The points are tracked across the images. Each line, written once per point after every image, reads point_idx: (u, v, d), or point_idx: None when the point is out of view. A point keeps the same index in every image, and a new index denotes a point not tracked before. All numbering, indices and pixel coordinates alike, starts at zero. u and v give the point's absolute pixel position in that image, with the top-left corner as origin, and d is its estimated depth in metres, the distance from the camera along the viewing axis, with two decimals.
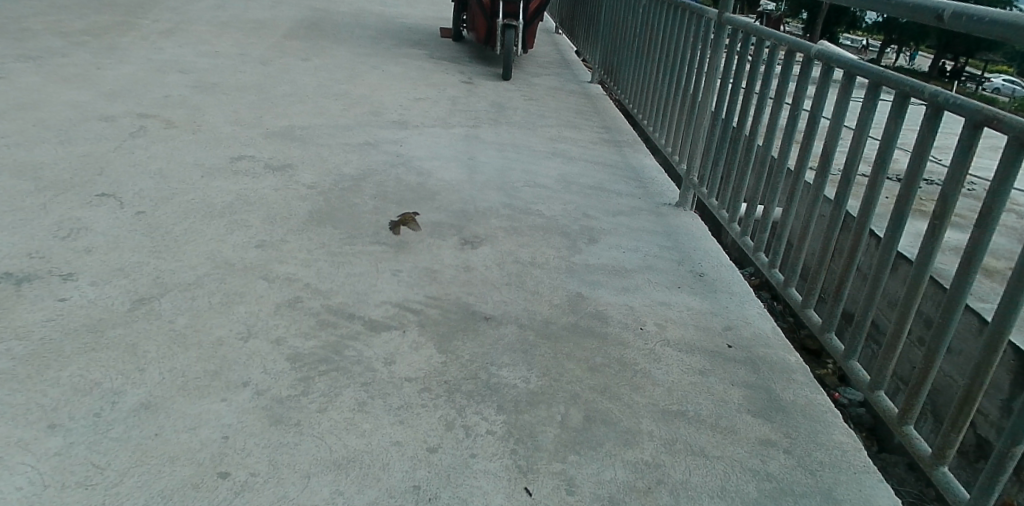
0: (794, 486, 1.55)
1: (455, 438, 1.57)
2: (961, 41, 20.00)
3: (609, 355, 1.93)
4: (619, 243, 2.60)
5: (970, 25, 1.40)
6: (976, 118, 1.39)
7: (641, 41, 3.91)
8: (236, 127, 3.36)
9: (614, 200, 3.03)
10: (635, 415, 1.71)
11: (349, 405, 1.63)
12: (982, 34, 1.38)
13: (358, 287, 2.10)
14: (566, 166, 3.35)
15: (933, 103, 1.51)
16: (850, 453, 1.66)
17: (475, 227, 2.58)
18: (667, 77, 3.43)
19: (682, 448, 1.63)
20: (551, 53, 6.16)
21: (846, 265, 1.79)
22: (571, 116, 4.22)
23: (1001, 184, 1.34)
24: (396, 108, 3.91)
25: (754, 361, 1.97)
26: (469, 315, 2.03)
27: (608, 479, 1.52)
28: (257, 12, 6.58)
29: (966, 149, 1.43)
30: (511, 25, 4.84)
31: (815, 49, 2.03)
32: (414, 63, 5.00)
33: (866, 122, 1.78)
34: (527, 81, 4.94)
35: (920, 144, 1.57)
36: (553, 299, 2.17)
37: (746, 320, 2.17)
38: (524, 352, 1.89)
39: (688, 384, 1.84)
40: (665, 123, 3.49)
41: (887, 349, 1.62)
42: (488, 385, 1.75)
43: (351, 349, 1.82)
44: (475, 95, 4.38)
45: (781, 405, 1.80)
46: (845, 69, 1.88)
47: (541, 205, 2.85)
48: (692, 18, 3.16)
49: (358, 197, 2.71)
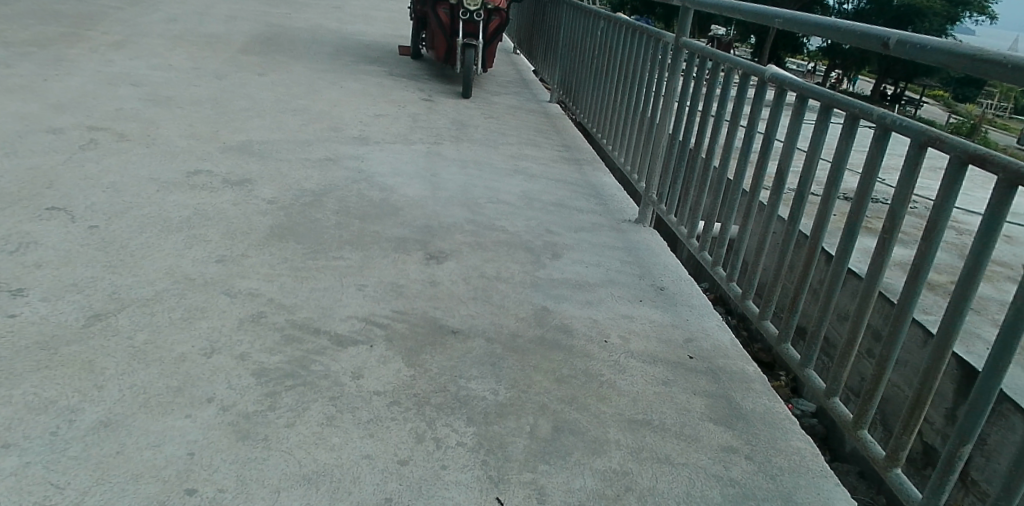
0: (755, 490, 1.60)
1: (425, 450, 1.56)
2: (898, 66, 20.93)
3: (575, 367, 1.96)
4: (582, 259, 2.64)
5: (916, 53, 1.47)
6: (921, 139, 1.46)
7: (599, 62, 4.01)
8: (191, 141, 3.30)
9: (576, 217, 3.07)
10: (602, 424, 1.74)
11: (317, 419, 1.61)
12: (925, 61, 1.45)
13: (324, 302, 2.09)
14: (528, 183, 3.39)
15: (881, 124, 1.59)
16: (808, 459, 1.72)
17: (440, 243, 2.58)
18: (627, 98, 3.50)
19: (648, 456, 1.66)
20: (510, 72, 6.23)
21: (800, 278, 1.86)
22: (532, 134, 4.27)
23: (943, 201, 1.42)
24: (356, 123, 3.90)
25: (715, 372, 2.03)
26: (437, 329, 2.03)
27: (577, 487, 1.53)
28: (210, 26, 6.49)
29: (912, 168, 1.50)
30: (470, 43, 4.87)
31: (769, 72, 2.11)
32: (373, 79, 5.00)
33: (818, 143, 1.86)
34: (487, 99, 4.98)
35: (869, 164, 1.64)
36: (520, 312, 2.19)
37: (706, 332, 2.23)
38: (492, 365, 1.90)
39: (652, 394, 1.88)
40: (623, 143, 3.56)
41: (842, 358, 1.68)
42: (457, 398, 1.74)
43: (317, 364, 1.80)
44: (435, 112, 4.40)
45: (741, 413, 1.85)
46: (797, 92, 1.95)
47: (504, 221, 2.88)
48: (650, 42, 3.24)
49: (319, 212, 2.69)
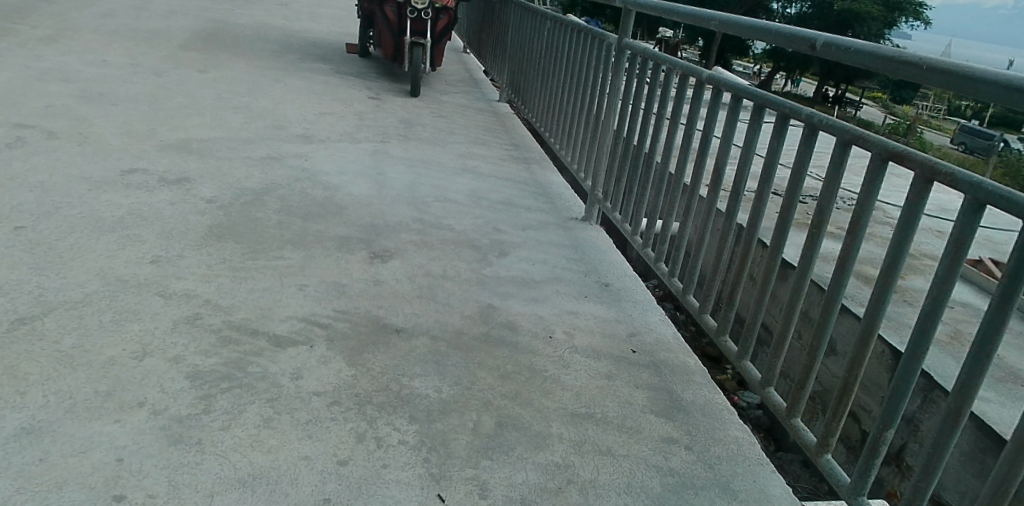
0: (694, 479, 1.62)
1: (366, 449, 1.54)
2: (839, 69, 21.59)
3: (519, 362, 1.96)
4: (528, 256, 2.65)
5: (841, 55, 1.51)
6: (845, 137, 1.51)
7: (546, 62, 4.03)
8: (126, 139, 3.20)
9: (523, 215, 3.08)
10: (546, 419, 1.74)
11: (254, 421, 1.57)
12: (849, 63, 1.49)
13: (263, 302, 2.04)
14: (476, 182, 3.38)
15: (809, 124, 1.63)
16: (745, 447, 1.75)
17: (384, 241, 2.55)
18: (573, 96, 3.53)
19: (590, 448, 1.67)
20: (459, 71, 6.22)
21: (736, 273, 1.90)
22: (480, 133, 4.27)
23: (866, 196, 1.46)
24: (300, 122, 3.83)
25: (657, 365, 2.05)
26: (380, 327, 2.01)
27: (519, 481, 1.53)
28: (148, 22, 6.30)
29: (837, 165, 1.55)
30: (418, 42, 4.83)
31: (706, 73, 2.15)
32: (318, 77, 4.92)
33: (751, 142, 1.90)
34: (435, 98, 4.95)
35: (799, 161, 1.68)
36: (465, 310, 2.18)
37: (649, 327, 2.26)
38: (436, 362, 1.88)
39: (595, 388, 1.90)
40: (570, 142, 3.59)
41: (776, 348, 1.71)
42: (399, 396, 1.73)
43: (255, 365, 1.76)
44: (381, 110, 4.36)
45: (681, 405, 1.88)
46: (732, 92, 2.00)
47: (451, 219, 2.87)
48: (595, 42, 3.27)
49: (260, 211, 2.63)
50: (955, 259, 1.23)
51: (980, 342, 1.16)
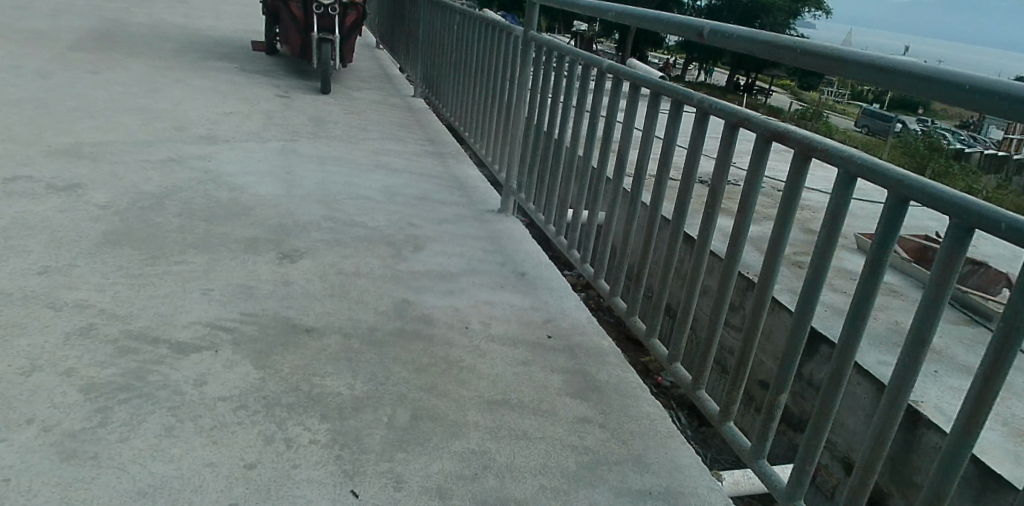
0: (609, 456, 1.66)
1: (275, 451, 1.51)
2: (749, 58, 22.37)
3: (434, 354, 1.95)
4: (444, 250, 2.64)
5: (726, 42, 1.57)
6: (733, 120, 1.61)
7: (456, 56, 4.05)
8: (10, 145, 3.01)
9: (439, 209, 3.07)
10: (461, 408, 1.75)
11: (155, 431, 1.52)
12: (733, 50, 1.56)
13: (164, 309, 1.97)
14: (390, 178, 3.35)
15: (700, 108, 1.74)
16: (657, 421, 1.80)
17: (293, 241, 2.50)
18: (482, 89, 3.57)
19: (506, 433, 1.68)
20: (371, 67, 6.14)
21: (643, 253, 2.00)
22: (394, 129, 4.23)
23: (754, 176, 1.53)
24: (203, 122, 3.71)
25: (572, 348, 2.09)
26: (289, 328, 1.96)
27: (435, 471, 1.53)
28: (34, 22, 5.96)
29: (727, 146, 1.66)
30: (326, 38, 4.75)
31: (606, 63, 2.25)
32: (223, 76, 4.77)
33: (650, 127, 2.02)
34: (347, 95, 4.88)
35: (692, 144, 1.79)
36: (378, 306, 2.16)
37: (565, 312, 2.29)
38: (348, 360, 1.86)
39: (511, 375, 1.92)
40: (482, 134, 3.63)
41: (681, 326, 1.77)
42: (310, 396, 1.70)
43: (155, 374, 1.69)
44: (290, 108, 4.26)
45: (596, 386, 1.92)
46: (630, 81, 2.11)
47: (364, 216, 2.83)
48: (501, 35, 3.32)
49: (160, 215, 2.53)
50: (831, 230, 1.33)
51: (856, 307, 1.26)
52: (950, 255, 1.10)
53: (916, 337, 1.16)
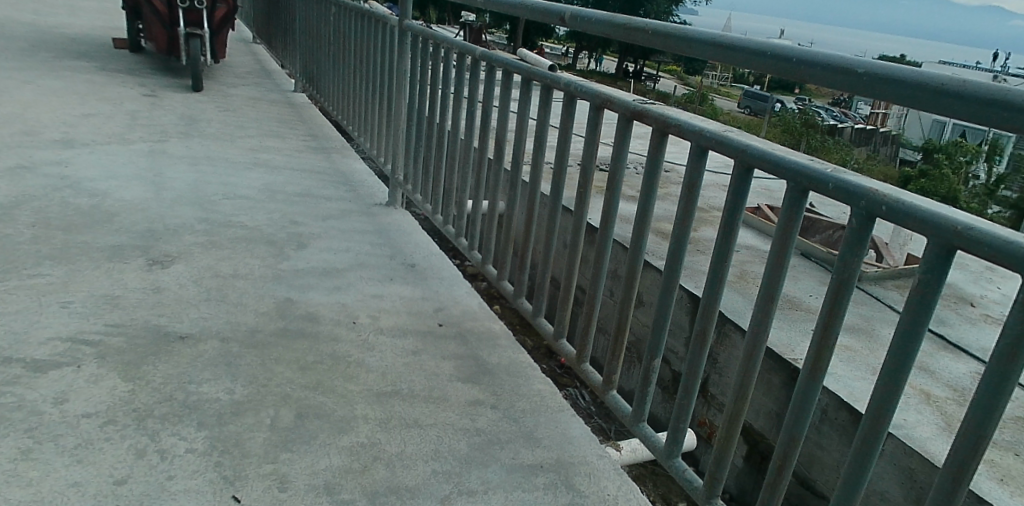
0: (500, 435, 1.68)
1: (148, 465, 1.44)
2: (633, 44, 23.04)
3: (320, 352, 1.92)
4: (329, 246, 2.59)
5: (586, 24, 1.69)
6: (597, 102, 1.68)
7: (334, 47, 3.96)
8: None
9: (323, 205, 3.01)
10: (349, 403, 1.72)
11: (9, 456, 1.42)
12: (592, 32, 1.68)
13: (17, 326, 1.83)
14: (270, 176, 3.24)
15: (568, 92, 1.80)
16: (547, 397, 1.85)
17: (164, 246, 2.38)
18: (362, 81, 3.52)
19: (396, 424, 1.68)
20: (248, 63, 5.92)
21: (526, 234, 2.07)
22: (273, 125, 4.09)
23: (618, 152, 1.63)
24: (59, 126, 3.46)
25: (463, 335, 2.10)
26: (161, 337, 1.87)
27: (322, 468, 1.50)
28: None
29: (594, 127, 1.72)
30: (194, 33, 4.53)
31: (479, 50, 2.28)
32: (81, 76, 4.47)
33: (524, 111, 2.08)
34: (221, 92, 4.68)
35: (563, 126, 1.85)
36: (259, 307, 2.10)
37: (455, 300, 2.30)
38: (228, 364, 1.80)
39: (401, 366, 1.90)
40: (365, 127, 3.58)
41: (563, 302, 1.88)
42: (185, 405, 1.63)
43: (8, 395, 1.58)
44: (158, 108, 4.04)
45: (487, 369, 1.94)
46: (502, 67, 2.14)
47: (242, 216, 2.73)
48: (376, 26, 3.27)
49: (10, 227, 2.35)
50: (689, 201, 1.41)
51: (714, 271, 1.35)
52: (789, 217, 1.19)
53: (766, 292, 1.25)
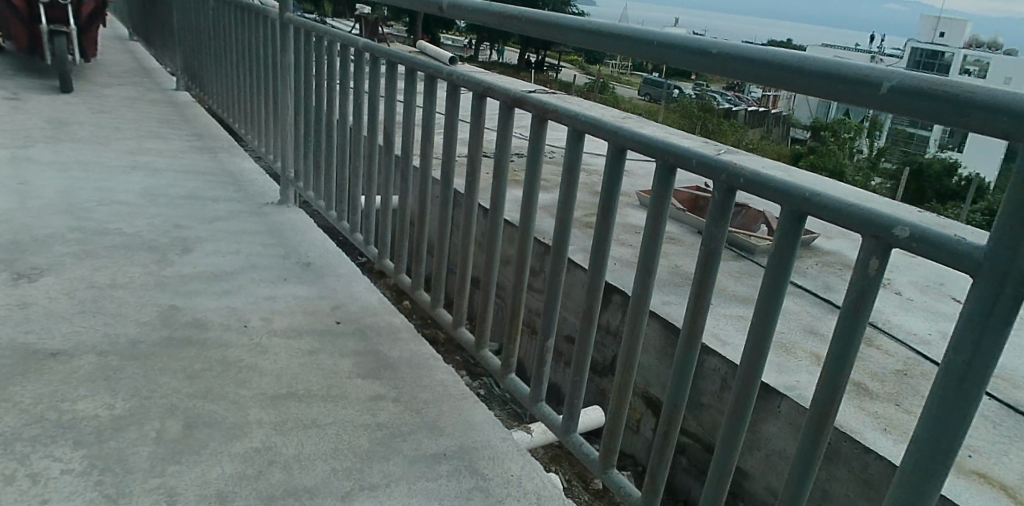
0: (402, 428, 1.68)
1: (18, 490, 1.36)
2: None
3: (210, 358, 1.85)
4: (217, 249, 2.49)
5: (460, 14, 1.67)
6: (479, 90, 1.68)
7: (215, 42, 3.80)
8: None
9: (210, 207, 2.89)
10: (242, 408, 1.67)
11: None
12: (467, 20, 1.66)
13: None
14: (151, 179, 3.09)
15: (450, 81, 1.79)
16: (450, 386, 1.86)
17: (32, 258, 2.23)
18: (246, 76, 3.39)
19: (293, 425, 1.64)
20: (125, 61, 5.60)
21: (420, 226, 2.06)
22: (154, 126, 3.90)
23: (502, 141, 1.64)
24: None
25: (363, 331, 2.07)
26: (31, 354, 1.76)
27: (213, 477, 1.46)
28: None
29: (478, 116, 1.73)
30: (59, 30, 4.25)
31: (362, 42, 2.24)
32: None
33: (410, 102, 2.05)
34: (94, 92, 4.41)
35: (448, 116, 1.84)
36: (141, 316, 2.00)
37: (353, 297, 2.26)
38: (107, 378, 1.71)
39: (297, 366, 1.86)
40: (252, 124, 3.45)
41: (460, 291, 1.88)
42: (60, 424, 1.54)
43: None
44: (22, 111, 3.77)
45: (388, 363, 1.93)
46: (385, 58, 2.11)
47: (120, 222, 2.59)
48: (257, 19, 3.16)
49: None
50: (570, 185, 1.44)
51: (597, 251, 1.39)
52: (660, 195, 1.24)
53: (645, 267, 1.29)
